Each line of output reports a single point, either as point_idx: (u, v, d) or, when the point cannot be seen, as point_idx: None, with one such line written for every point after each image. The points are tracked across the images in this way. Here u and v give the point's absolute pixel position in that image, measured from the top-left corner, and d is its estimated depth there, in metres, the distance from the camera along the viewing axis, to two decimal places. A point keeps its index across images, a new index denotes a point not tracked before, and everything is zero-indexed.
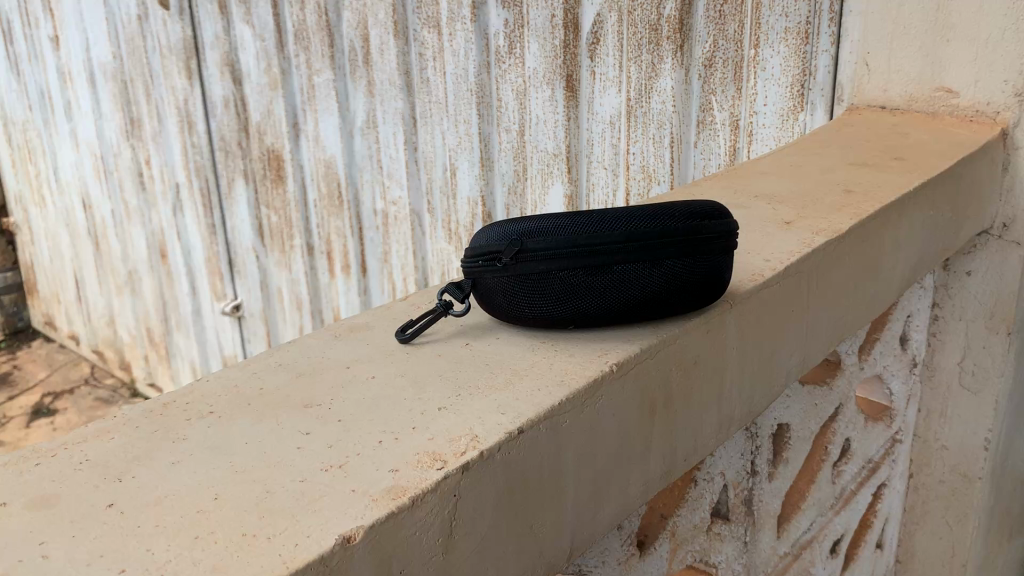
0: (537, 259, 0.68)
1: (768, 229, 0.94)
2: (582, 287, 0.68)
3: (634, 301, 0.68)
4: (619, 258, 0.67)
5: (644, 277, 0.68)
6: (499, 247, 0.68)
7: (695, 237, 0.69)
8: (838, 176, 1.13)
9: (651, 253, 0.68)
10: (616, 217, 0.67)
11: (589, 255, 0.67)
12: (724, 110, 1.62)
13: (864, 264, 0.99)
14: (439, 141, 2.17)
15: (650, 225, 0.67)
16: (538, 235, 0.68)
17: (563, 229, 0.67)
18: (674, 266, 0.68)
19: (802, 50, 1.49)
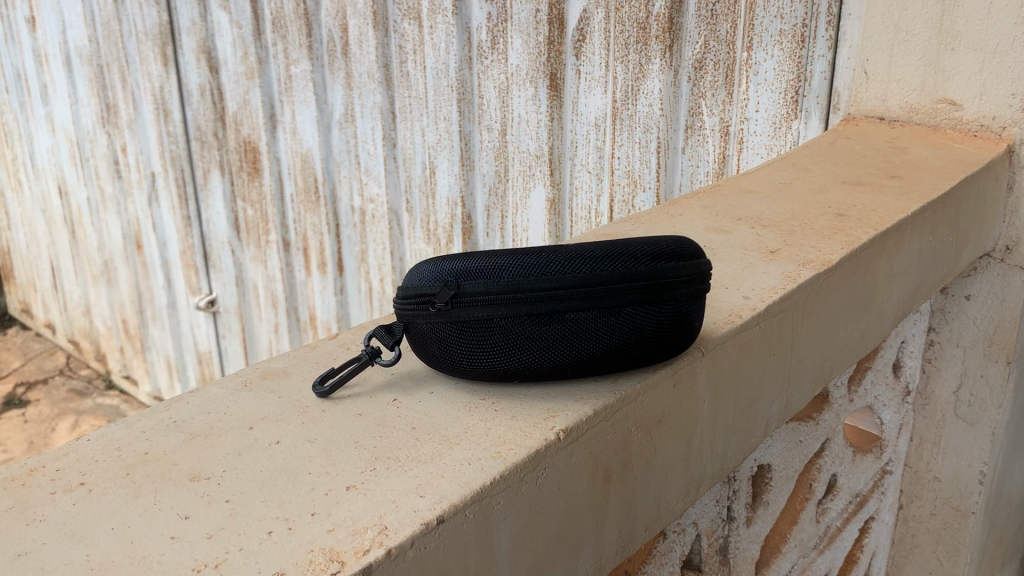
0: (476, 304, 0.58)
1: (750, 259, 0.85)
2: (528, 338, 0.59)
3: (587, 354, 0.59)
4: (571, 306, 0.58)
5: (601, 328, 0.59)
6: (433, 289, 0.59)
7: (660, 281, 0.60)
8: (830, 196, 1.04)
9: (609, 300, 0.58)
10: (571, 259, 0.58)
11: (537, 302, 0.58)
12: (714, 115, 1.53)
13: (856, 297, 0.90)
14: (419, 138, 2.07)
15: (607, 268, 0.58)
16: (478, 276, 0.58)
17: (507, 272, 0.57)
18: (635, 316, 0.59)
19: (797, 55, 1.40)
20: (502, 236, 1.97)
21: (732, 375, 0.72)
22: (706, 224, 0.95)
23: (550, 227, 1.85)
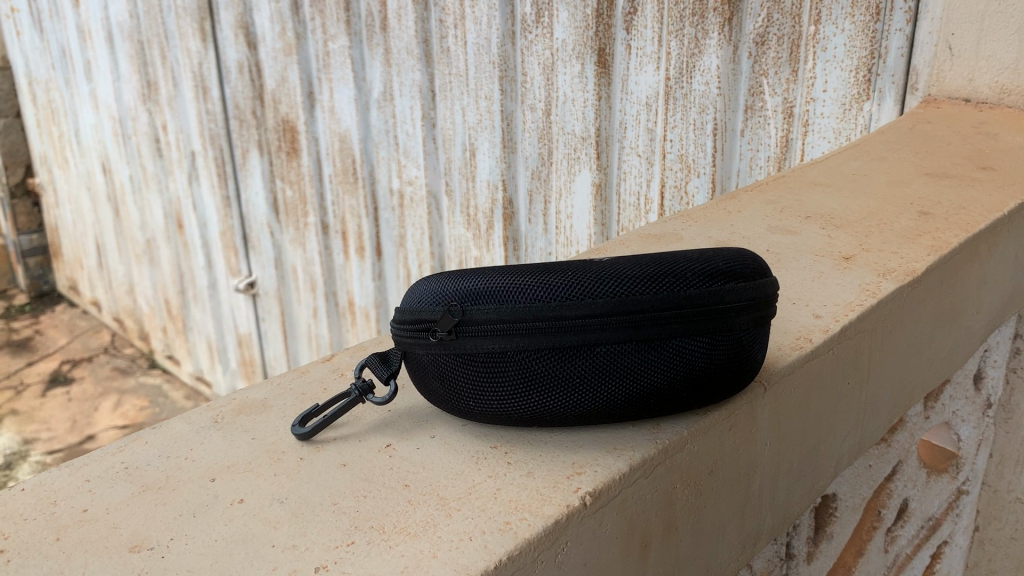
0: (485, 335, 0.48)
1: (820, 266, 0.73)
2: (550, 375, 0.48)
3: (623, 396, 0.49)
4: (604, 338, 0.47)
5: (641, 365, 0.48)
6: (433, 315, 0.48)
7: (714, 307, 0.48)
8: (912, 191, 0.91)
9: (651, 330, 0.47)
10: (603, 281, 0.47)
11: (559, 334, 0.47)
12: (777, 95, 1.39)
13: (942, 312, 0.77)
14: (459, 118, 1.96)
15: (650, 293, 0.47)
16: (488, 300, 0.47)
17: (522, 299, 0.47)
18: (684, 349, 0.48)
19: (872, 28, 1.27)
20: (545, 221, 1.85)
21: (800, 411, 0.61)
22: (768, 224, 0.83)
23: (596, 214, 1.73)
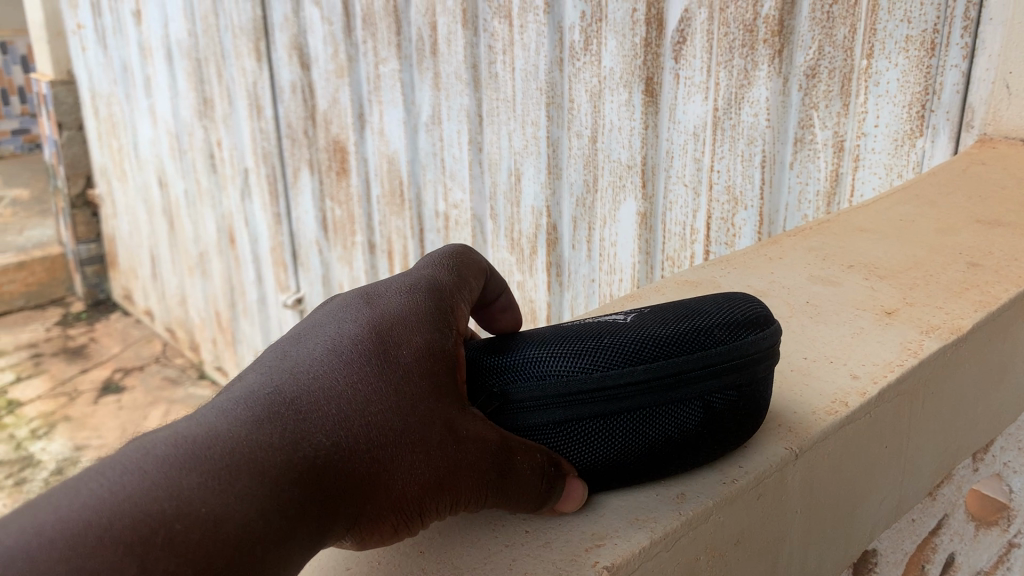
0: (530, 411, 0.51)
1: (860, 321, 0.71)
2: (597, 438, 0.51)
3: (659, 450, 0.52)
4: (638, 401, 0.50)
5: (675, 422, 0.51)
6: (477, 398, 0.52)
7: (732, 360, 0.52)
8: (960, 239, 0.88)
9: (679, 391, 0.51)
10: (637, 346, 0.51)
11: (605, 396, 0.50)
12: (827, 128, 1.37)
13: (989, 370, 0.75)
14: (505, 143, 1.96)
15: (684, 353, 0.51)
16: (527, 379, 0.51)
17: (567, 365, 0.51)
18: (713, 403, 0.52)
19: (927, 64, 1.24)
20: (589, 248, 1.83)
21: (834, 476, 0.59)
22: (809, 273, 0.81)
23: (640, 242, 1.71)
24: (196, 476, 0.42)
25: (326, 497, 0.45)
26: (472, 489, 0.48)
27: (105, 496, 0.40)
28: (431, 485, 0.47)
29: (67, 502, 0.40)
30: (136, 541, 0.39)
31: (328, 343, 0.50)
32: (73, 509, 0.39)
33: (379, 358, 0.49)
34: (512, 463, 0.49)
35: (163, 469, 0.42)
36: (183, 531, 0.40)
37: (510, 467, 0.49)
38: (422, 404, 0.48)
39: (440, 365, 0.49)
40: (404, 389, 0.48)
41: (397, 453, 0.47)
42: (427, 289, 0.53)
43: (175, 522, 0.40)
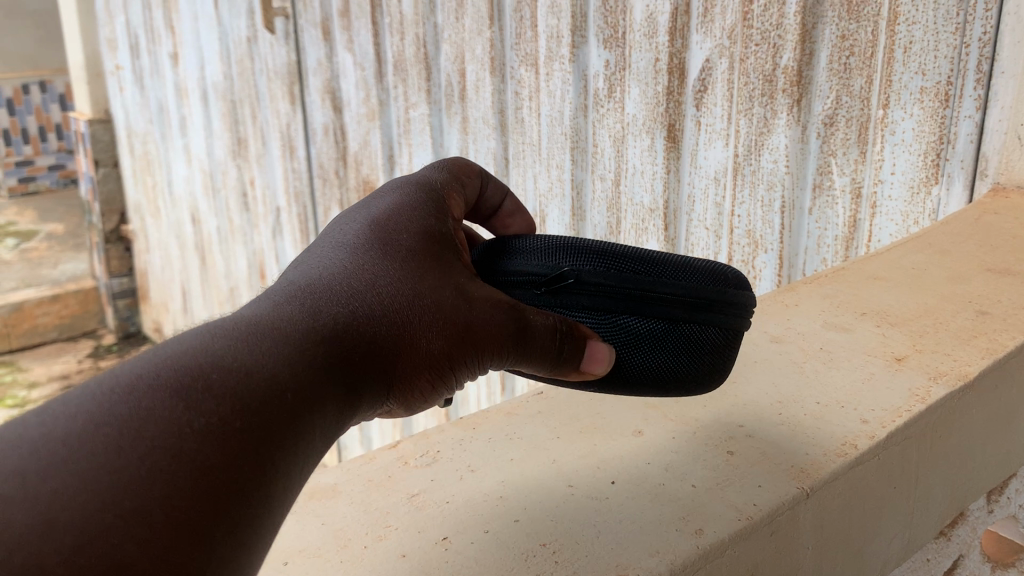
0: (581, 291, 0.65)
1: (870, 367, 0.75)
2: (624, 332, 0.65)
3: (666, 347, 0.66)
4: (676, 312, 0.65)
5: (693, 335, 0.66)
6: (541, 273, 0.66)
7: (752, 305, 0.67)
8: (970, 288, 0.92)
9: (708, 315, 0.65)
10: (678, 266, 0.65)
11: (638, 301, 0.65)
12: (845, 175, 1.41)
13: (997, 415, 0.78)
14: (531, 185, 2.01)
15: (721, 287, 0.66)
16: (591, 265, 0.65)
17: (618, 267, 0.65)
18: (725, 331, 0.67)
19: (941, 114, 1.28)
20: None
21: (844, 514, 0.63)
22: (824, 320, 0.85)
23: None
24: (228, 339, 0.50)
25: (352, 350, 0.55)
26: (489, 342, 0.60)
27: (155, 356, 0.48)
28: (450, 341, 0.58)
29: (109, 375, 0.47)
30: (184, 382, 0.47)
31: (340, 249, 0.60)
32: (121, 373, 0.46)
33: (383, 254, 0.60)
34: (529, 323, 0.61)
35: (200, 338, 0.50)
36: (220, 373, 0.48)
37: (526, 331, 0.61)
38: (422, 274, 0.59)
39: (429, 246, 0.61)
40: (403, 265, 0.59)
41: (407, 309, 0.57)
42: (419, 197, 0.65)
43: (212, 368, 0.48)
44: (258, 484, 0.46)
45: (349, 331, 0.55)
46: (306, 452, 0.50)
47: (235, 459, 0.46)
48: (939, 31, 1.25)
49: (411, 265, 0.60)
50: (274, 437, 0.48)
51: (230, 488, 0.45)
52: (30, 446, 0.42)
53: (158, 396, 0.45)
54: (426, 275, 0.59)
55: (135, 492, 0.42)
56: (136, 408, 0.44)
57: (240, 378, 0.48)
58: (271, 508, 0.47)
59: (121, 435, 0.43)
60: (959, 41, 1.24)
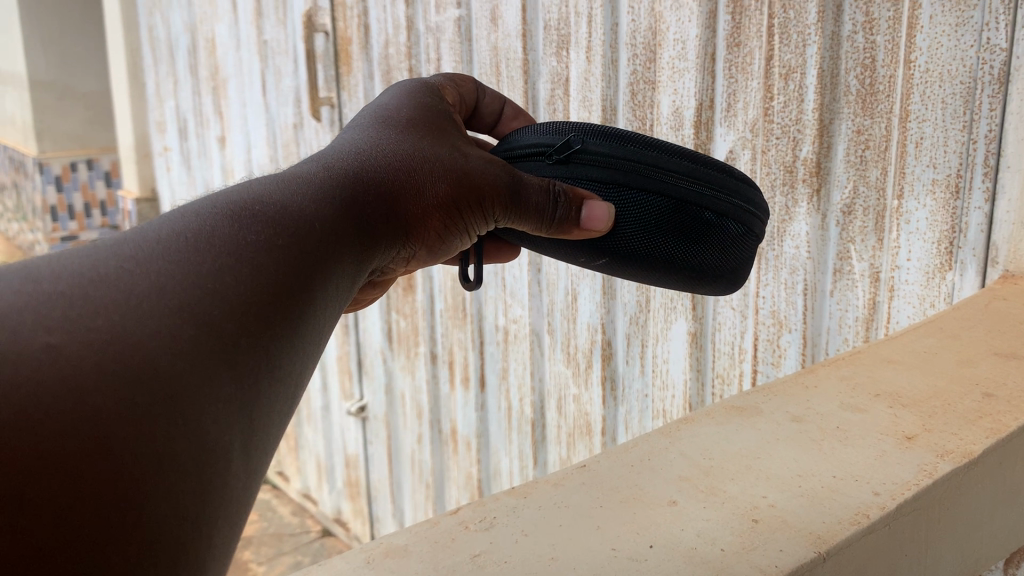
0: (588, 161, 0.96)
1: (883, 445, 0.82)
2: (618, 197, 0.96)
3: (650, 215, 0.96)
4: (660, 189, 0.95)
5: (672, 210, 0.95)
6: (561, 146, 0.97)
7: (726, 197, 0.96)
8: (979, 371, 1.00)
9: (688, 198, 0.95)
10: (679, 152, 0.96)
11: (635, 178, 0.95)
12: (864, 260, 1.49)
13: (1002, 489, 0.85)
14: (564, 265, 2.12)
15: (700, 177, 0.95)
16: (599, 147, 0.95)
17: (619, 151, 0.95)
18: (701, 212, 0.96)
19: (952, 205, 1.35)
20: (642, 364, 1.95)
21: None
22: (841, 400, 0.93)
23: (691, 359, 1.83)
24: (275, 183, 0.70)
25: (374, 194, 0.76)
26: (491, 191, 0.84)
27: (214, 200, 0.66)
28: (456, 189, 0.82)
29: (185, 209, 0.64)
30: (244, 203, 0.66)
31: (347, 143, 0.81)
32: (190, 207, 0.64)
33: (381, 141, 0.81)
34: (523, 182, 0.86)
35: (248, 187, 0.69)
36: (265, 201, 0.67)
37: (524, 187, 0.86)
38: (424, 150, 0.82)
39: (427, 136, 0.85)
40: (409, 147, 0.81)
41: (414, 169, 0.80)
42: (406, 114, 0.88)
43: (256, 198, 0.67)
44: (313, 267, 0.65)
45: (365, 185, 0.76)
46: (349, 257, 0.71)
47: (291, 249, 0.64)
48: (948, 128, 1.33)
49: (402, 145, 0.81)
50: (319, 241, 0.67)
51: (291, 268, 0.63)
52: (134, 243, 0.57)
53: (221, 220, 0.63)
54: (418, 150, 0.81)
55: (216, 265, 0.58)
56: (203, 228, 0.61)
57: (288, 203, 0.67)
58: (326, 288, 0.67)
59: (207, 232, 0.60)
60: (967, 137, 1.32)
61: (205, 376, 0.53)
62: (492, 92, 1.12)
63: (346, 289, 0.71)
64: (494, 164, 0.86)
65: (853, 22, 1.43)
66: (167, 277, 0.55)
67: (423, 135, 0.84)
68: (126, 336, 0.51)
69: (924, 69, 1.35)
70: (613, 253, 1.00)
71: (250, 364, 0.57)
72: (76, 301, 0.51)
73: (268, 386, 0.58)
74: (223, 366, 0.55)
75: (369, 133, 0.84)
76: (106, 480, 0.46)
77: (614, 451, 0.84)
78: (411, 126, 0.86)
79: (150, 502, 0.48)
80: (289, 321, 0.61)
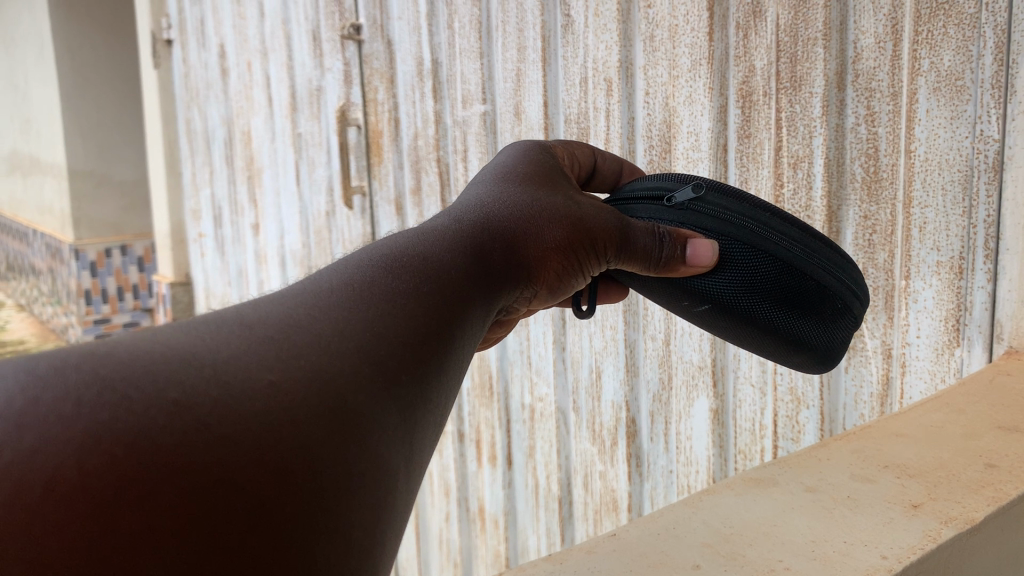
0: (703, 211, 1.07)
1: (891, 513, 0.89)
2: (728, 249, 1.07)
3: (756, 269, 1.07)
4: (769, 251, 1.06)
5: (776, 270, 1.07)
6: (680, 192, 1.08)
7: (833, 272, 1.07)
8: (983, 443, 1.06)
9: (795, 265, 1.06)
10: (793, 222, 1.07)
11: (748, 236, 1.06)
12: (876, 337, 1.55)
13: (1003, 552, 0.91)
14: (587, 343, 2.20)
15: (808, 250, 1.06)
16: (718, 201, 1.07)
17: (737, 210, 1.06)
18: (805, 278, 1.07)
19: (957, 284, 1.41)
20: (666, 440, 2.02)
21: None
22: (852, 471, 1.00)
23: (713, 436, 1.89)
24: (426, 239, 0.86)
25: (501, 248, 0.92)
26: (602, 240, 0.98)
27: (371, 252, 0.83)
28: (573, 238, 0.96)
29: (360, 262, 0.81)
30: (404, 258, 0.82)
31: (470, 201, 0.97)
32: (364, 262, 0.81)
33: (501, 199, 0.96)
34: (631, 231, 1.00)
35: (407, 241, 0.85)
36: (418, 257, 0.83)
37: (630, 238, 1.00)
38: (547, 203, 0.96)
39: (547, 188, 0.99)
40: (533, 201, 0.95)
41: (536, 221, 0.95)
42: (526, 166, 1.03)
43: (416, 255, 0.83)
44: (455, 304, 0.82)
45: (493, 239, 0.91)
46: (482, 301, 0.86)
47: (439, 292, 0.81)
48: (948, 213, 1.40)
49: (523, 202, 0.95)
50: (457, 282, 0.83)
51: (442, 314, 0.80)
52: (326, 295, 0.74)
53: (378, 271, 0.80)
54: (541, 204, 0.95)
55: (386, 318, 0.75)
56: (364, 279, 0.78)
57: (429, 252, 0.84)
58: (468, 321, 0.83)
59: (378, 288, 0.77)
60: (967, 222, 1.38)
61: (386, 404, 0.69)
62: (611, 156, 1.24)
63: (484, 323, 0.88)
64: (604, 211, 0.99)
65: (855, 114, 1.51)
66: (344, 323, 0.72)
67: (542, 188, 0.98)
68: (334, 373, 0.67)
69: (924, 158, 1.42)
70: (715, 300, 1.11)
71: (410, 389, 0.73)
72: (282, 347, 0.66)
73: (426, 401, 0.75)
74: (399, 393, 0.71)
75: (497, 186, 0.99)
76: (311, 491, 0.60)
77: (641, 521, 0.91)
78: (531, 177, 1.00)
79: (342, 509, 0.61)
80: (440, 349, 0.77)
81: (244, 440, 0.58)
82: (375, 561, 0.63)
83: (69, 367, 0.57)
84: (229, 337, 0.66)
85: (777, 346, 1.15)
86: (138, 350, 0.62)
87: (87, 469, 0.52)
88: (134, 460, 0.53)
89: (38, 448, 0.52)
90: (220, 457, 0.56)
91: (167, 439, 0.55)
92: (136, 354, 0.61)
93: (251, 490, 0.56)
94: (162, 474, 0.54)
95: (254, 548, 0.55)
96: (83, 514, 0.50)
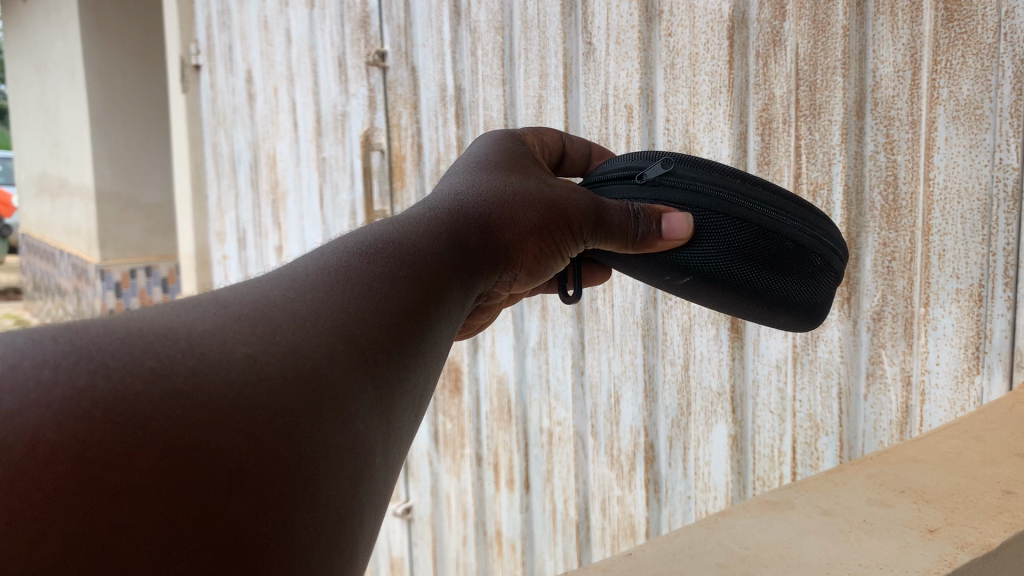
0: (674, 186, 1.09)
1: (908, 537, 0.89)
2: (704, 220, 1.09)
3: (733, 237, 1.09)
4: (742, 216, 1.08)
5: (752, 234, 1.09)
6: (648, 171, 1.10)
7: (804, 227, 1.10)
8: (1000, 470, 1.06)
9: (768, 225, 1.08)
10: (761, 183, 1.09)
11: (721, 204, 1.08)
12: (895, 364, 1.54)
13: None
14: (605, 368, 2.21)
15: (778, 207, 1.09)
16: (685, 174, 1.09)
17: (706, 180, 1.08)
18: (781, 238, 1.09)
19: (976, 312, 1.41)
20: (685, 466, 2.02)
21: None
22: (868, 496, 1.00)
23: (732, 462, 1.89)
24: (394, 221, 0.84)
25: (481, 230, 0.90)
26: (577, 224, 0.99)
27: (342, 240, 0.80)
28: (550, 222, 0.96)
29: (328, 249, 0.79)
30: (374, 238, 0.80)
31: (445, 188, 0.95)
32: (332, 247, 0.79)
33: (478, 184, 0.94)
34: (603, 213, 1.02)
35: (375, 226, 0.83)
36: (390, 237, 0.81)
37: (602, 221, 1.02)
38: (521, 188, 0.95)
39: (522, 176, 0.98)
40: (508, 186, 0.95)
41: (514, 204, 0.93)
42: (499, 157, 1.02)
43: (386, 234, 0.81)
44: (435, 285, 0.79)
45: (474, 222, 0.89)
46: (462, 283, 0.84)
47: (416, 272, 0.78)
48: (968, 241, 1.40)
49: (501, 186, 0.94)
50: (436, 263, 0.81)
51: (420, 290, 0.77)
52: (293, 277, 0.72)
53: (352, 253, 0.77)
54: (518, 189, 0.95)
55: (357, 291, 0.73)
56: (339, 262, 0.76)
57: (407, 234, 0.82)
58: (449, 305, 0.81)
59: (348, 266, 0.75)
60: (986, 250, 1.39)
61: (361, 372, 0.67)
62: (577, 138, 1.27)
63: (464, 308, 0.86)
64: (576, 193, 1.01)
65: (875, 142, 1.52)
66: (320, 301, 0.69)
67: (518, 176, 0.98)
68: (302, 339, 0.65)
69: (943, 186, 1.42)
70: (696, 272, 1.12)
71: (390, 369, 0.71)
72: (256, 324, 0.64)
73: (406, 383, 0.73)
74: (376, 365, 0.69)
75: (470, 175, 0.98)
76: (295, 459, 0.59)
77: (657, 540, 0.92)
78: (506, 166, 0.99)
79: (320, 483, 0.60)
80: (420, 329, 0.75)
81: (223, 412, 0.56)
82: (352, 545, 0.62)
83: (43, 337, 0.55)
84: (201, 316, 0.63)
85: (763, 309, 1.17)
86: (108, 323, 0.59)
87: (67, 434, 0.50)
88: (114, 427, 0.51)
89: (19, 411, 0.50)
90: (198, 423, 0.54)
91: (147, 407, 0.53)
92: (106, 327, 0.58)
93: (233, 460, 0.55)
94: (146, 439, 0.52)
95: (236, 516, 0.54)
96: (61, 481, 0.49)
